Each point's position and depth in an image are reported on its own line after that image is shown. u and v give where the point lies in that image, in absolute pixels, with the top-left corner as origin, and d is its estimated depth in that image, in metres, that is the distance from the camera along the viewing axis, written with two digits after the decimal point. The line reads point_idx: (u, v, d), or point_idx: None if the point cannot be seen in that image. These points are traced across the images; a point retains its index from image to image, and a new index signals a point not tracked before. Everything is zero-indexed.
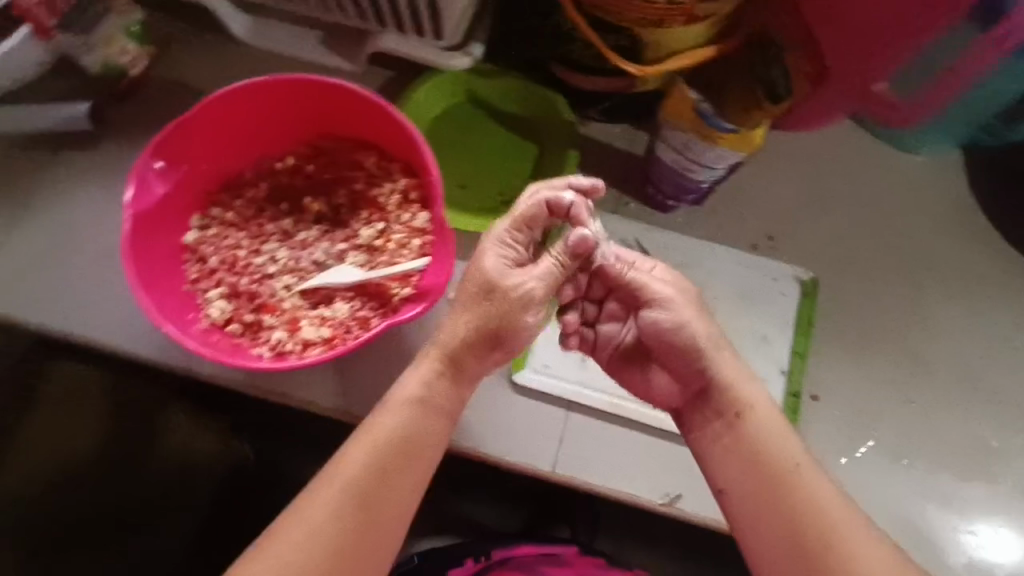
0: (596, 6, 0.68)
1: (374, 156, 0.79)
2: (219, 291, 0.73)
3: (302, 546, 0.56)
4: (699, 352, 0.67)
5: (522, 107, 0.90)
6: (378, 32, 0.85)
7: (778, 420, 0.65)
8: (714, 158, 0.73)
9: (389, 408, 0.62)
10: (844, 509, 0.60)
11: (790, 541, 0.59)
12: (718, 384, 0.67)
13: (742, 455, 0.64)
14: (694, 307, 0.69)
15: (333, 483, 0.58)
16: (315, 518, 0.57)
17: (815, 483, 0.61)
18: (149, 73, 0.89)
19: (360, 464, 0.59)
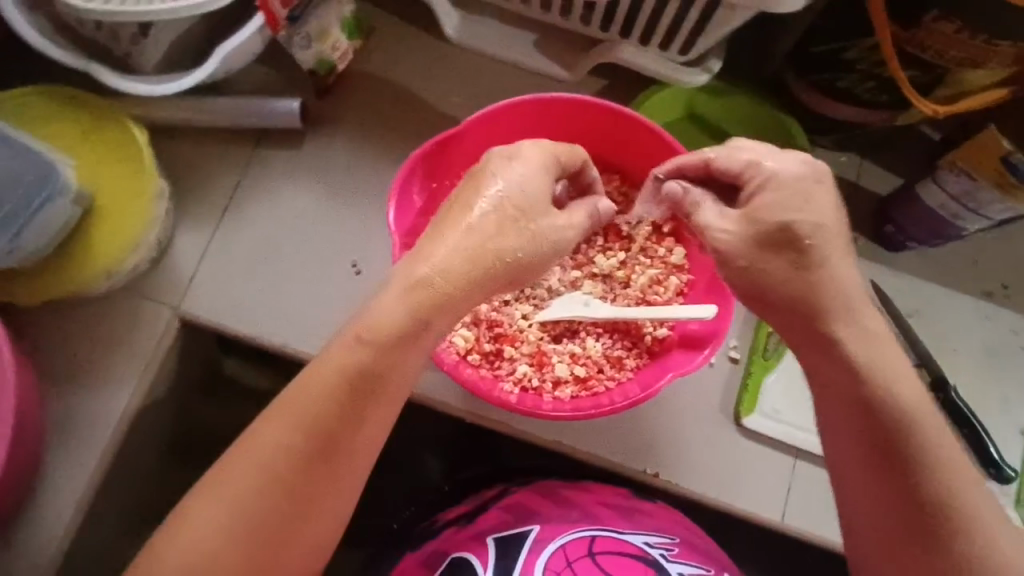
0: (912, 40, 0.63)
1: (616, 180, 0.75)
2: (461, 318, 0.69)
3: (258, 477, 0.54)
4: (779, 301, 0.59)
5: (749, 129, 0.83)
6: (614, 42, 0.79)
7: (908, 370, 0.58)
8: (1001, 211, 0.69)
9: (348, 342, 0.56)
10: (972, 487, 0.55)
11: (904, 512, 0.55)
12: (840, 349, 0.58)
13: (859, 409, 0.57)
14: (774, 245, 0.58)
15: (287, 419, 0.55)
16: (266, 450, 0.55)
17: (940, 450, 0.55)
18: (350, 67, 0.84)
19: (311, 403, 0.55)
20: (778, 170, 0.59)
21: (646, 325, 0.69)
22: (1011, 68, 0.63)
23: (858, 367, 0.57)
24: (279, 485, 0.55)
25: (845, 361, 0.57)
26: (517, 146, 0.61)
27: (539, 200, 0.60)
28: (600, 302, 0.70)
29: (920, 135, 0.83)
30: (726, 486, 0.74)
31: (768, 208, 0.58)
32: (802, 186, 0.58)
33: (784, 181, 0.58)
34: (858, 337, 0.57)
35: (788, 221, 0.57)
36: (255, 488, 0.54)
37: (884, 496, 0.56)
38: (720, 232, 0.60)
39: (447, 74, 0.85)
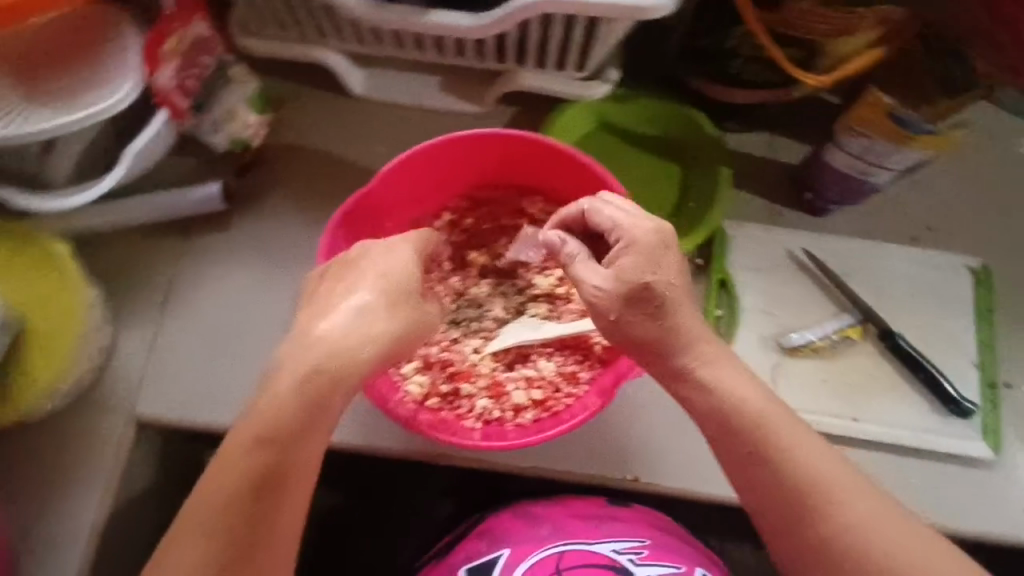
0: (781, 20, 0.66)
1: (538, 202, 0.76)
2: (412, 365, 0.69)
3: (213, 504, 0.54)
4: (658, 355, 0.61)
5: (659, 128, 0.86)
6: (514, 71, 0.82)
7: (754, 378, 0.61)
8: (907, 160, 0.71)
9: (238, 442, 0.56)
10: (841, 477, 0.56)
11: (787, 508, 0.56)
12: (718, 391, 0.59)
13: (720, 422, 0.59)
14: (635, 308, 0.60)
15: (240, 444, 0.56)
16: (219, 475, 0.55)
17: (804, 449, 0.57)
18: (266, 141, 0.85)
19: (261, 427, 0.56)
20: (635, 243, 0.61)
21: (593, 336, 0.70)
22: (877, 27, 0.67)
23: (715, 386, 0.59)
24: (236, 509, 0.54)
25: (722, 398, 0.59)
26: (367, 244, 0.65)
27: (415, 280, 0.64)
28: (546, 321, 0.72)
29: (821, 101, 0.87)
30: (709, 477, 0.74)
31: (625, 269, 0.60)
32: (662, 257, 0.61)
33: (647, 248, 0.61)
34: (710, 361, 0.60)
35: (648, 278, 0.60)
36: (214, 513, 0.54)
37: (765, 498, 0.57)
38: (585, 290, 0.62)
39: (361, 129, 0.87)
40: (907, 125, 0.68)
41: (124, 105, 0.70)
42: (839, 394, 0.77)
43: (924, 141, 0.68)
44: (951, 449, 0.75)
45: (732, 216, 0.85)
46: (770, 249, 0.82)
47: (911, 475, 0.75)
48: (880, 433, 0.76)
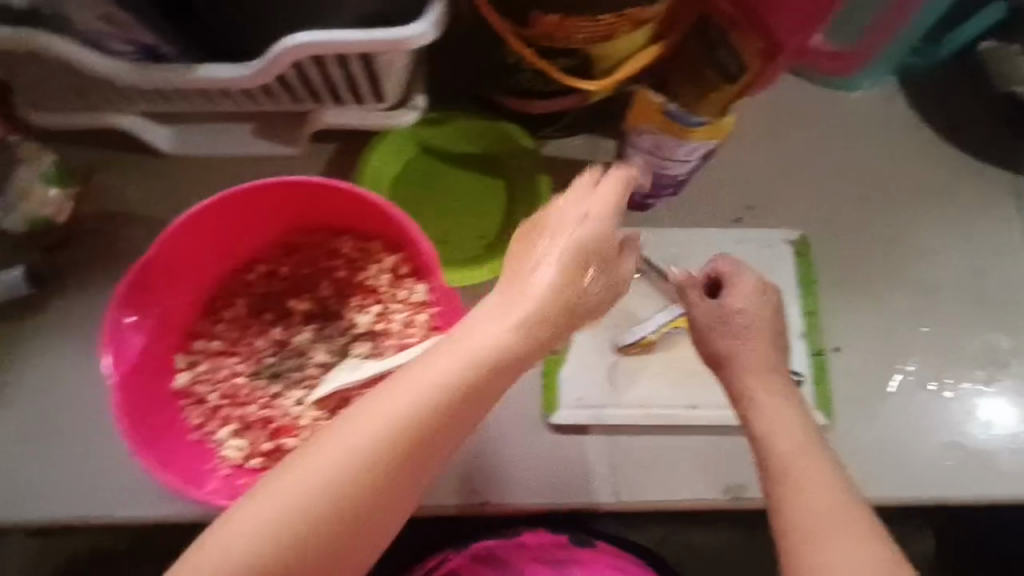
0: (543, 36, 0.65)
1: (350, 239, 0.75)
2: (228, 429, 0.68)
3: (311, 515, 0.45)
4: (740, 388, 0.69)
5: (479, 144, 0.86)
6: (314, 108, 0.80)
7: (796, 421, 0.66)
8: (686, 157, 0.75)
9: (317, 456, 0.46)
10: (836, 515, 0.59)
11: (829, 543, 0.57)
12: (761, 437, 0.66)
13: (782, 457, 0.64)
14: (765, 337, 0.71)
15: (414, 399, 0.48)
16: (388, 435, 0.47)
17: (806, 491, 0.61)
18: (79, 214, 0.82)
19: (445, 380, 0.49)
20: (738, 292, 0.72)
21: None
22: (640, 29, 0.67)
23: (763, 427, 0.66)
24: (370, 488, 0.46)
25: (790, 431, 0.65)
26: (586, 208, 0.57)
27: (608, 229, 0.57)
28: (368, 359, 0.71)
29: None
30: (557, 487, 0.75)
31: (772, 321, 0.72)
32: (749, 313, 0.71)
33: (738, 295, 0.72)
34: (744, 400, 0.69)
35: (757, 326, 0.71)
36: (354, 488, 0.46)
37: (810, 528, 0.59)
38: (731, 345, 0.70)
39: (179, 188, 0.85)
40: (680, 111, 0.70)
41: None
42: (676, 384, 0.79)
43: (700, 134, 0.71)
44: None
45: None
46: None
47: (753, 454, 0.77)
48: (719, 415, 0.78)
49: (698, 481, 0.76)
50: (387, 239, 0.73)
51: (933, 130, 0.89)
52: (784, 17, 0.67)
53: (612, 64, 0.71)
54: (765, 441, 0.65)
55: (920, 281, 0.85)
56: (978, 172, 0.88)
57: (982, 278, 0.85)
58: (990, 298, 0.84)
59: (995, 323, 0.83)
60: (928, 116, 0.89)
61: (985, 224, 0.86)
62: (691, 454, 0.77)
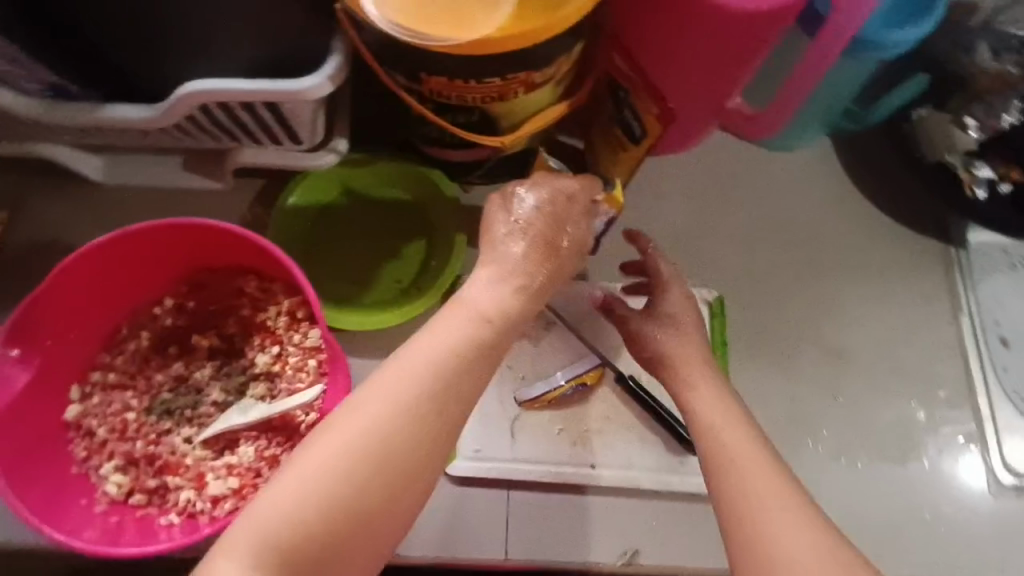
0: (436, 93, 0.66)
1: (253, 279, 0.75)
2: (111, 464, 0.68)
3: (355, 442, 0.51)
4: (680, 373, 0.67)
5: (401, 188, 0.87)
6: (234, 148, 0.82)
7: (738, 408, 0.64)
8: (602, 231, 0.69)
9: (380, 387, 0.53)
10: (786, 502, 0.57)
11: (784, 512, 0.56)
12: (709, 424, 0.63)
13: (735, 435, 0.61)
14: (694, 334, 0.70)
15: (402, 393, 0.53)
16: (388, 424, 0.52)
17: (754, 482, 0.58)
18: (8, 239, 0.85)
19: (426, 377, 0.53)
20: (674, 298, 0.72)
21: (297, 413, 0.69)
22: (538, 90, 0.68)
23: (713, 409, 0.64)
24: (418, 425, 0.53)
25: (738, 415, 0.64)
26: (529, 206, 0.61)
27: (556, 211, 0.62)
28: (259, 402, 0.71)
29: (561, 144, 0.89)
30: (446, 540, 0.74)
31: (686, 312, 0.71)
32: (681, 316, 0.70)
33: (671, 299, 0.72)
34: (691, 384, 0.66)
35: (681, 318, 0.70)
36: (407, 428, 0.52)
37: (769, 498, 0.57)
38: (672, 342, 0.69)
39: (108, 217, 0.88)
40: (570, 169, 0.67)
41: None
42: (578, 441, 0.78)
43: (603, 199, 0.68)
44: (685, 488, 0.76)
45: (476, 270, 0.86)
46: None
47: (649, 517, 0.76)
48: (619, 477, 0.76)
49: (593, 544, 0.75)
50: (287, 282, 0.74)
51: (862, 194, 0.87)
52: (679, 83, 0.71)
53: (517, 120, 0.72)
54: (706, 430, 0.63)
55: (838, 347, 0.83)
56: (905, 240, 0.86)
57: (903, 348, 0.83)
58: (908, 370, 0.83)
59: (912, 392, 0.82)
60: (857, 180, 0.88)
61: (909, 293, 0.85)
62: (588, 514, 0.76)
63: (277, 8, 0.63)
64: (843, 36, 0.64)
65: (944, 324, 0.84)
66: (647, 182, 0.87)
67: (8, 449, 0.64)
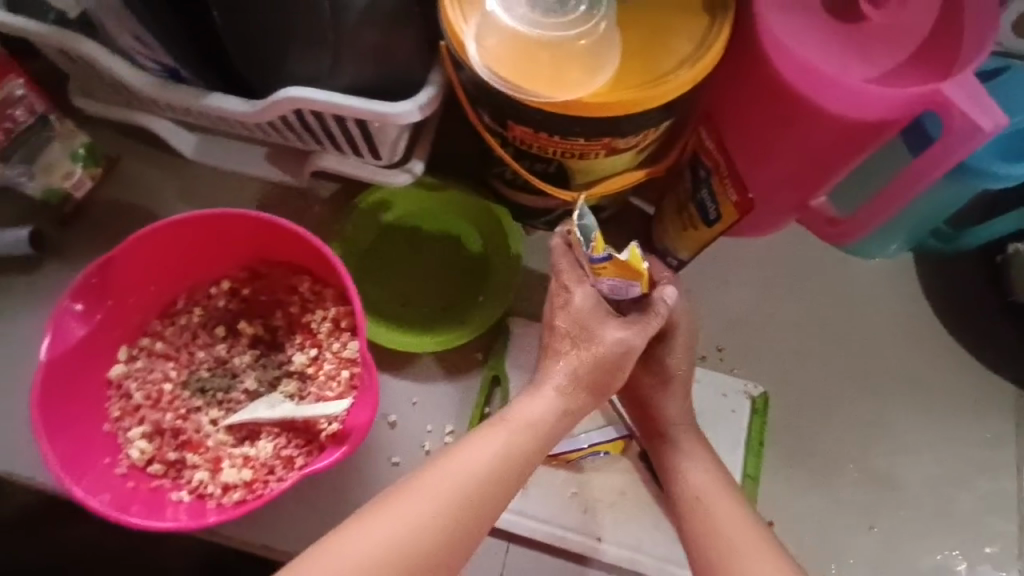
0: (518, 140, 0.67)
1: (308, 281, 0.77)
2: (140, 429, 0.71)
3: (440, 494, 0.60)
4: (668, 435, 0.71)
5: (467, 219, 0.89)
6: (316, 151, 0.86)
7: (741, 506, 0.66)
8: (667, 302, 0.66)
9: (464, 452, 0.62)
10: (749, 538, 0.64)
11: None
12: (698, 501, 0.67)
13: (737, 529, 0.64)
14: (686, 393, 0.72)
15: (482, 460, 0.62)
16: (465, 487, 0.61)
17: (720, 520, 0.65)
18: (96, 193, 0.91)
19: (499, 453, 0.63)
20: (679, 351, 0.71)
21: (320, 421, 0.70)
22: (617, 155, 0.68)
23: (703, 490, 0.67)
24: (493, 485, 0.62)
25: (742, 512, 0.66)
26: (566, 324, 0.67)
27: (600, 311, 0.66)
28: (287, 400, 0.73)
29: (631, 207, 0.88)
30: None
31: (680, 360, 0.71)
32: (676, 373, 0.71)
33: (673, 348, 0.71)
34: (673, 438, 0.71)
35: (679, 369, 0.71)
36: (483, 485, 0.61)
37: None
38: (654, 399, 0.72)
39: (194, 193, 0.93)
40: (589, 234, 0.62)
41: None
42: (589, 509, 0.76)
43: (611, 269, 0.63)
44: None
45: (522, 313, 0.86)
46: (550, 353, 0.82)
47: None
48: (623, 556, 0.74)
49: None
50: (341, 291, 0.76)
51: (939, 319, 0.82)
52: (769, 174, 0.70)
53: (591, 178, 0.72)
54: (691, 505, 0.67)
55: (883, 475, 0.78)
56: (976, 376, 0.81)
57: (954, 491, 0.78)
58: (955, 515, 0.77)
59: (956, 542, 0.76)
60: (937, 302, 0.83)
61: (972, 434, 0.79)
62: None
63: (383, 38, 0.67)
64: (946, 161, 0.60)
65: (1006, 477, 0.78)
66: (711, 261, 0.85)
67: (49, 397, 0.66)
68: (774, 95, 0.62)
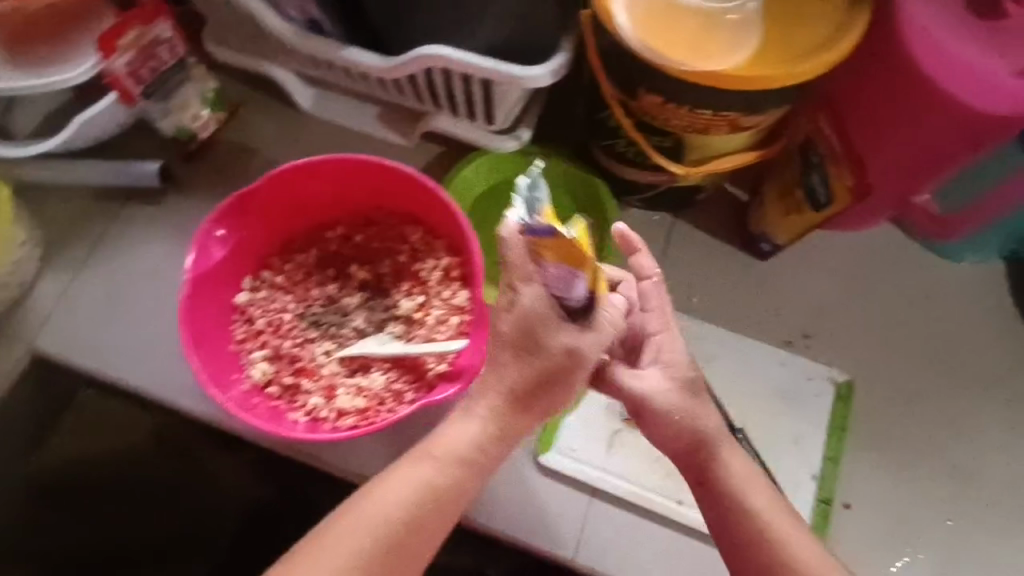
0: (642, 110, 0.70)
1: (419, 231, 0.81)
2: (262, 353, 0.76)
3: (365, 522, 0.58)
4: (708, 456, 0.66)
5: (566, 190, 0.91)
6: (431, 113, 0.90)
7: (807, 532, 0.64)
8: (617, 315, 0.62)
9: (392, 482, 0.60)
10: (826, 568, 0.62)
11: None
12: (770, 533, 0.63)
13: (812, 559, 0.62)
14: (703, 403, 0.66)
15: (410, 487, 0.60)
16: (394, 513, 0.59)
17: (796, 550, 0.62)
18: (217, 136, 0.96)
19: (425, 480, 0.60)
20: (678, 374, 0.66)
21: (429, 361, 0.74)
22: (735, 133, 0.71)
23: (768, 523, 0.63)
24: (421, 513, 0.60)
25: (810, 540, 0.63)
26: (509, 324, 0.58)
27: (550, 317, 0.58)
28: (396, 340, 0.77)
29: (726, 193, 0.91)
30: (523, 522, 0.77)
31: (679, 375, 0.66)
32: (684, 381, 0.66)
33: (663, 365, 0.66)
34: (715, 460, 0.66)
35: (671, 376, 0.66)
36: (409, 510, 0.59)
37: None
38: (688, 418, 0.65)
39: (306, 144, 0.97)
40: (534, 210, 0.52)
41: (80, 79, 0.80)
42: (671, 472, 0.79)
43: (551, 249, 0.54)
44: None
45: None
46: None
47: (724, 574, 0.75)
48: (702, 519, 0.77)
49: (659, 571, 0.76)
50: (452, 243, 0.80)
51: None
52: (886, 164, 0.71)
53: (704, 155, 0.74)
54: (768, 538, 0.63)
55: (962, 471, 0.79)
56: None
57: None
58: None
59: None
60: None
61: None
62: (662, 544, 0.77)
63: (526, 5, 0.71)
64: None
65: None
66: (799, 251, 0.88)
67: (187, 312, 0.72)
68: (907, 81, 0.64)
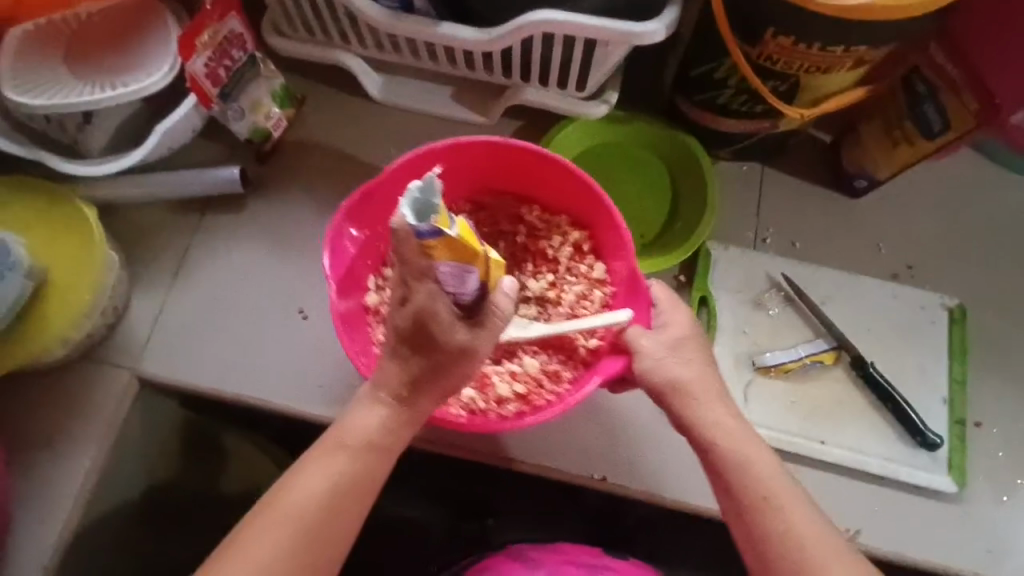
0: (766, 55, 0.70)
1: (535, 209, 0.80)
2: None
3: (309, 496, 0.61)
4: (693, 401, 0.67)
5: (657, 151, 0.90)
6: (518, 85, 0.86)
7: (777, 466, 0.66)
8: (510, 301, 0.61)
9: (306, 465, 0.62)
10: (789, 497, 0.64)
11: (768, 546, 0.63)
12: (736, 463, 0.65)
13: (756, 493, 0.64)
14: (703, 353, 0.69)
15: (334, 465, 0.62)
16: (331, 488, 0.62)
17: (773, 483, 0.65)
18: (287, 134, 0.91)
19: (344, 459, 0.62)
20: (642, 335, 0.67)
21: (578, 337, 0.73)
22: (858, 68, 0.71)
23: (740, 458, 0.65)
24: (327, 493, 0.62)
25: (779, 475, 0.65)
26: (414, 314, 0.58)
27: (445, 314, 0.58)
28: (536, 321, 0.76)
29: (808, 137, 0.91)
30: (675, 482, 0.77)
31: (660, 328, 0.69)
32: (689, 336, 0.68)
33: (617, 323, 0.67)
34: (702, 406, 0.67)
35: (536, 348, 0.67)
36: (354, 484, 0.62)
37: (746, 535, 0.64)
38: (653, 363, 0.67)
39: (378, 131, 0.92)
40: (428, 215, 0.51)
41: (159, 86, 0.76)
42: (809, 416, 0.80)
43: (443, 248, 0.53)
44: (914, 479, 0.77)
45: (718, 238, 0.88)
46: (752, 273, 0.86)
47: (873, 505, 0.77)
48: (848, 455, 0.78)
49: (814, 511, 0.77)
50: (573, 216, 0.79)
51: None
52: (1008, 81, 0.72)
53: (818, 95, 0.74)
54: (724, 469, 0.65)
55: None
56: None
57: None
58: None
59: None
60: None
61: None
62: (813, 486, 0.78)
63: None
64: None
65: None
66: (896, 185, 0.89)
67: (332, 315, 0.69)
68: None
